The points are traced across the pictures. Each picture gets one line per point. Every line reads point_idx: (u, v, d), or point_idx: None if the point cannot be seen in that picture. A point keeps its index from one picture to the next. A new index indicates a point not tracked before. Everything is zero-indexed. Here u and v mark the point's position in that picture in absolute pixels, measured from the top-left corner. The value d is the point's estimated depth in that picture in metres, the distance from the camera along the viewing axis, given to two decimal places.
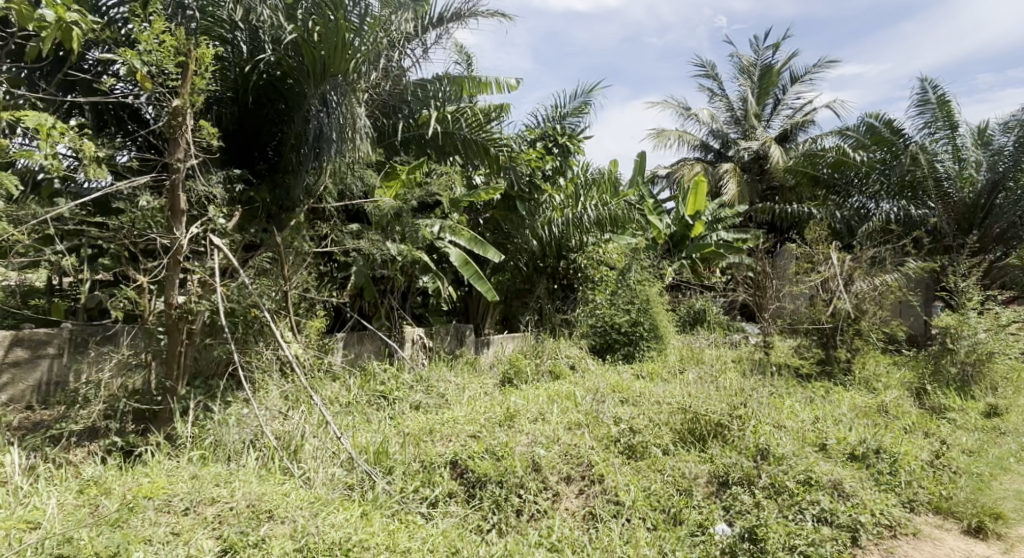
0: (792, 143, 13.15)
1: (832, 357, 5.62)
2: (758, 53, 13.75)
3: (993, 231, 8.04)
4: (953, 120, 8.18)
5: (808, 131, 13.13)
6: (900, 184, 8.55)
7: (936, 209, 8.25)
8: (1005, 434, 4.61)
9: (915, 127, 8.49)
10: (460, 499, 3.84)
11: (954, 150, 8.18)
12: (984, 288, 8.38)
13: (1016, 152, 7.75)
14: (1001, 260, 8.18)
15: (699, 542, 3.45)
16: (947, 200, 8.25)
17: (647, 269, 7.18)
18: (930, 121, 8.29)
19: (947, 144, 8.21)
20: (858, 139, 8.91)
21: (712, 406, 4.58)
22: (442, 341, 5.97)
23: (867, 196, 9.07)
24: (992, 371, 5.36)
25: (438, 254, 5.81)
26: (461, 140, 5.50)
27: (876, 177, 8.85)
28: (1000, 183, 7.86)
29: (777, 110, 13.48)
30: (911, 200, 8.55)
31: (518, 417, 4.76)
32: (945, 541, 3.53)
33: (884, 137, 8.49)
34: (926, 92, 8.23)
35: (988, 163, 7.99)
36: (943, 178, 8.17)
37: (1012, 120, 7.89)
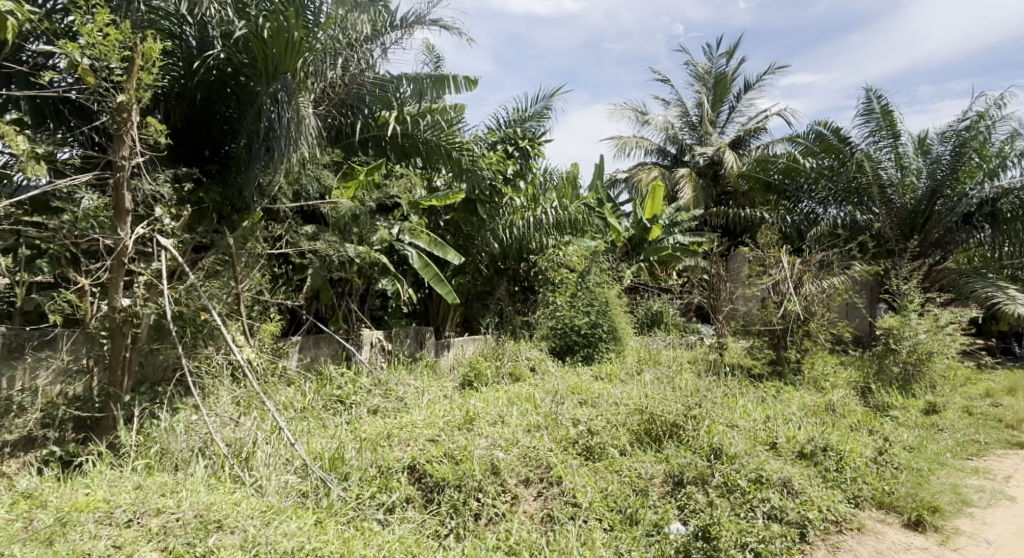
0: (745, 149, 13.48)
1: (782, 357, 5.78)
2: (712, 60, 14.08)
3: (932, 236, 8.49)
4: (897, 129, 8.50)
5: (759, 137, 13.49)
6: (846, 191, 8.85)
7: (880, 215, 8.60)
8: (942, 430, 4.83)
9: (861, 135, 8.78)
10: (417, 504, 3.81)
11: (896, 158, 8.55)
12: (924, 292, 8.76)
13: (953, 161, 8.17)
14: (939, 264, 8.70)
15: (655, 542, 3.49)
16: (891, 206, 8.56)
17: (606, 272, 7.26)
18: (874, 131, 8.61)
19: (890, 152, 8.58)
20: (807, 146, 9.14)
21: (668, 406, 4.66)
22: (401, 344, 5.90)
23: (816, 201, 9.30)
24: (931, 370, 5.60)
25: (398, 256, 5.75)
26: (422, 142, 5.45)
27: (824, 183, 9.08)
28: (938, 191, 8.35)
29: (731, 117, 13.81)
30: (856, 206, 8.88)
31: (478, 420, 4.73)
32: (886, 535, 3.66)
33: (832, 144, 8.73)
34: (871, 102, 8.51)
35: (928, 170, 8.41)
36: (887, 185, 8.49)
37: (947, 130, 8.31)
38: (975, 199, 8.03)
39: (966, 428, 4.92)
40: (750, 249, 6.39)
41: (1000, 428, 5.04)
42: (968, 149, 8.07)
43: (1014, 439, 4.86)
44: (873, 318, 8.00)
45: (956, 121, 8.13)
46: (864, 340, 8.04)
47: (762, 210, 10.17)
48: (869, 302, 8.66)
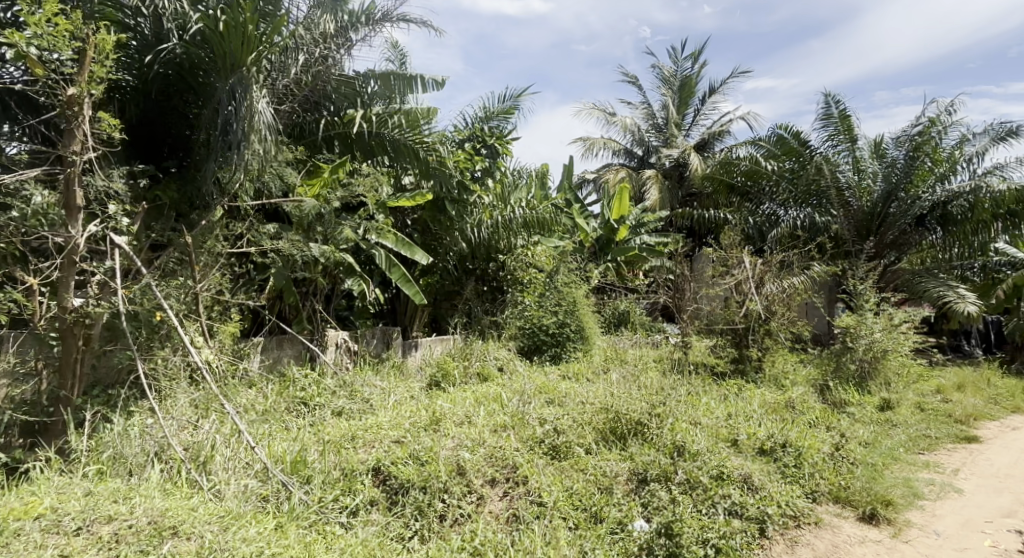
0: (709, 152, 13.72)
1: (745, 356, 5.88)
2: (677, 63, 14.30)
3: (887, 238, 8.75)
4: (853, 133, 8.72)
5: (724, 140, 13.76)
6: (805, 193, 9.08)
7: (838, 216, 8.84)
8: (896, 426, 4.98)
9: (820, 139, 8.95)
10: (381, 506, 3.77)
11: (854, 162, 8.81)
12: (879, 291, 9.03)
13: (907, 165, 8.43)
14: (894, 265, 8.95)
15: (619, 540, 3.52)
16: (849, 208, 8.84)
17: (574, 272, 7.31)
18: (832, 135, 8.80)
19: (848, 156, 8.81)
20: (769, 149, 9.26)
21: (633, 405, 4.70)
22: (367, 344, 5.84)
23: (777, 203, 9.52)
24: (886, 367, 5.78)
25: (365, 256, 5.68)
26: (388, 141, 5.39)
27: (785, 186, 9.26)
28: (893, 194, 8.57)
29: (695, 120, 14.02)
30: (816, 208, 9.12)
31: (444, 420, 4.70)
32: (842, 529, 3.75)
33: (793, 147, 8.84)
34: (830, 106, 8.67)
35: (884, 174, 8.65)
36: (845, 188, 8.78)
37: (901, 134, 8.55)
38: (927, 203, 8.42)
39: (918, 423, 5.08)
40: (714, 250, 6.50)
41: (949, 423, 5.23)
42: (922, 153, 8.33)
43: (962, 434, 5.05)
44: (831, 317, 8.22)
45: (910, 126, 8.39)
46: (823, 338, 8.26)
47: (725, 211, 10.13)
48: (828, 302, 8.89)
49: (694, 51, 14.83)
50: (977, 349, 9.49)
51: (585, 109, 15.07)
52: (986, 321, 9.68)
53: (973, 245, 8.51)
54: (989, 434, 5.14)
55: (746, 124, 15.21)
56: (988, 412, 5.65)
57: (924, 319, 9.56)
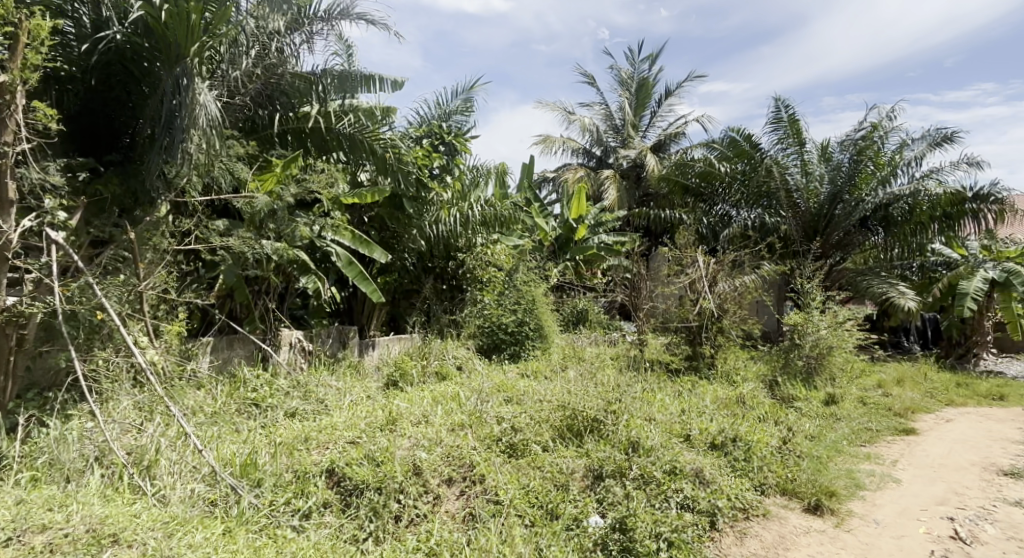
0: (665, 153, 13.96)
1: (698, 353, 6.03)
2: (636, 64, 14.51)
3: (832, 238, 9.08)
4: (802, 136, 8.95)
5: (679, 142, 14.05)
6: (757, 194, 9.39)
7: (787, 217, 9.16)
8: (840, 420, 5.17)
9: (770, 141, 9.20)
10: (335, 508, 3.70)
11: (802, 165, 9.10)
12: (826, 289, 9.40)
13: (851, 169, 8.72)
14: (839, 264, 9.29)
15: (574, 535, 3.55)
16: (797, 209, 9.18)
17: (533, 271, 7.34)
18: (782, 139, 9.04)
19: (797, 159, 9.09)
20: (722, 151, 9.45)
21: (589, 402, 4.74)
22: (323, 344, 5.72)
23: (730, 204, 9.77)
24: (831, 363, 5.99)
25: (321, 254, 5.58)
26: (344, 137, 5.27)
27: (737, 187, 9.54)
28: (838, 196, 8.86)
29: (653, 121, 14.25)
30: (765, 209, 9.44)
31: (401, 420, 4.65)
32: (788, 520, 3.86)
33: (744, 150, 9.12)
34: (780, 111, 8.91)
35: (830, 177, 8.92)
36: (793, 191, 9.11)
37: (846, 138, 8.84)
38: (870, 205, 8.76)
39: (860, 417, 5.29)
40: (669, 249, 6.63)
41: (888, 416, 5.47)
42: (865, 157, 8.64)
43: (901, 426, 5.28)
44: (780, 315, 8.49)
45: (854, 130, 8.70)
46: (772, 336, 8.53)
47: (680, 212, 10.27)
48: (777, 300, 9.19)
49: (651, 54, 15.08)
50: (915, 345, 9.95)
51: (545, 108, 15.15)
52: (924, 319, 10.17)
53: (912, 246, 8.98)
54: (925, 426, 5.39)
55: (701, 126, 15.57)
56: (924, 405, 5.94)
57: (868, 318, 9.98)
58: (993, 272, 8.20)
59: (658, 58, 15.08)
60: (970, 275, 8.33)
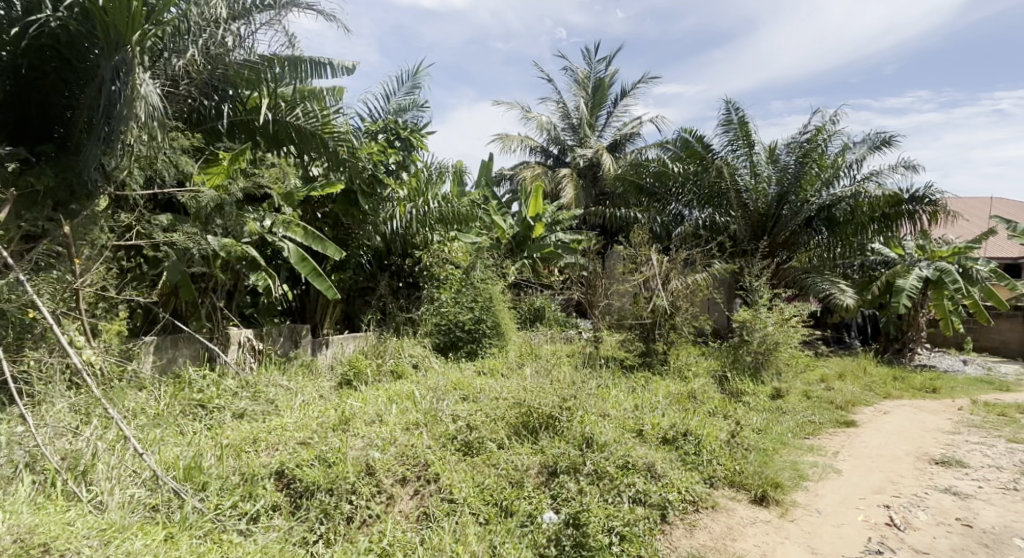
0: (620, 153, 14.17)
1: (652, 349, 6.14)
2: (592, 65, 14.67)
3: (779, 238, 9.39)
4: (751, 139, 9.22)
5: (635, 142, 14.27)
6: (708, 194, 9.63)
7: (736, 217, 9.44)
8: (785, 413, 5.35)
9: (721, 143, 9.44)
10: (284, 511, 3.60)
11: (751, 166, 9.34)
12: (773, 287, 9.71)
13: (797, 171, 9.02)
14: (786, 262, 9.61)
15: (528, 532, 3.55)
16: (745, 209, 9.46)
17: (491, 268, 7.33)
18: (732, 140, 9.28)
19: (746, 160, 9.34)
20: (676, 152, 9.72)
21: (544, 399, 4.76)
22: (274, 342, 5.58)
23: (683, 204, 9.96)
24: (777, 358, 6.20)
25: (271, 250, 5.44)
26: (295, 129, 5.19)
27: (690, 188, 9.75)
28: (784, 197, 9.17)
29: (609, 121, 14.42)
30: (716, 209, 9.68)
31: (354, 420, 4.57)
32: (736, 511, 3.96)
33: (696, 151, 9.34)
34: (730, 113, 9.16)
35: (777, 178, 9.22)
36: (742, 191, 9.38)
37: (792, 141, 9.15)
38: (815, 206, 9.18)
39: (804, 410, 5.49)
40: (624, 247, 6.74)
41: (831, 409, 5.68)
42: (810, 160, 8.91)
43: (841, 419, 5.50)
44: (730, 312, 8.72)
45: (799, 133, 8.98)
46: (722, 332, 8.76)
47: (635, 211, 10.45)
48: (727, 298, 9.45)
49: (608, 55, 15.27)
50: (857, 340, 10.37)
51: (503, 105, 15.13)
52: (864, 315, 10.62)
53: (854, 246, 9.35)
54: (864, 419, 5.63)
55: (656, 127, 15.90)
56: (864, 398, 6.20)
57: (813, 314, 10.36)
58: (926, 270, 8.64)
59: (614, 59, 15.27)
60: (906, 273, 8.73)
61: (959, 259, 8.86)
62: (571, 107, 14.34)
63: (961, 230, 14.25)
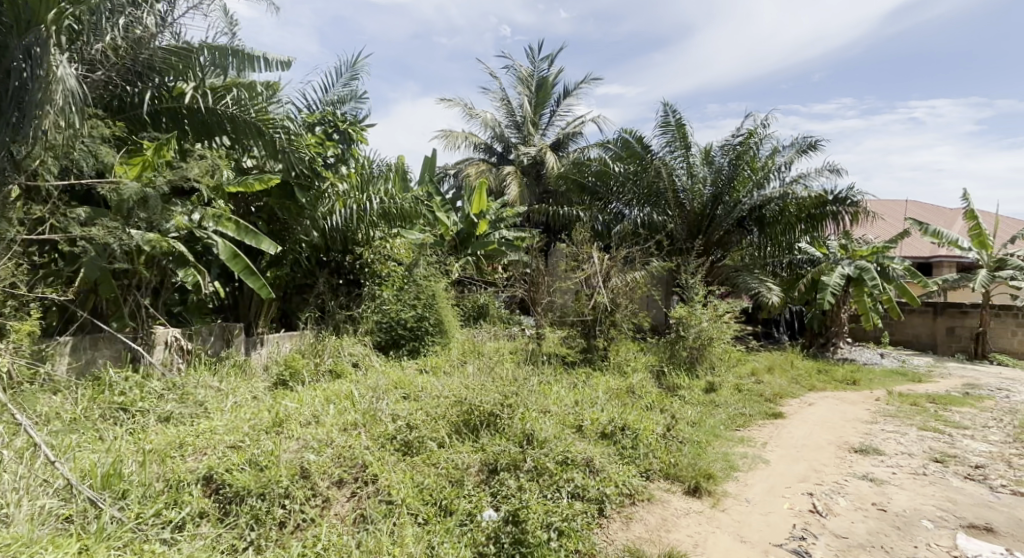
0: (564, 151, 14.34)
1: (593, 346, 6.25)
2: (536, 63, 14.76)
3: (714, 236, 9.73)
4: (688, 141, 9.53)
5: (578, 141, 14.46)
6: (647, 193, 9.82)
7: (673, 216, 9.71)
8: (718, 406, 5.54)
9: (659, 144, 9.72)
10: (212, 518, 3.45)
11: (688, 166, 9.62)
12: (709, 284, 10.03)
13: (730, 173, 9.36)
14: (720, 260, 9.96)
15: (468, 531, 3.52)
16: (682, 209, 9.75)
17: (434, 265, 7.28)
18: (670, 141, 9.55)
19: (683, 161, 9.62)
20: (616, 152, 9.93)
21: (485, 397, 4.76)
22: (204, 342, 5.33)
23: (624, 203, 10.14)
24: (710, 353, 6.42)
25: (202, 246, 5.21)
26: (229, 119, 5.00)
27: (630, 187, 9.93)
28: (719, 198, 9.49)
29: (553, 120, 14.55)
30: (654, 208, 9.90)
31: (289, 421, 4.43)
32: (670, 503, 4.06)
33: (635, 151, 9.57)
34: (668, 115, 9.42)
35: (712, 179, 9.53)
36: (680, 191, 9.65)
37: (726, 144, 9.50)
38: (746, 206, 9.49)
39: (736, 403, 5.70)
40: (566, 245, 6.83)
41: (761, 402, 5.91)
42: (742, 162, 9.27)
43: (770, 410, 5.74)
44: (667, 309, 8.96)
45: (733, 136, 9.33)
46: (660, 328, 8.99)
47: (578, 210, 10.58)
48: (665, 295, 9.69)
49: (552, 54, 15.40)
50: (785, 335, 10.85)
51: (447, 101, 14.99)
52: (792, 311, 11.09)
53: (783, 245, 9.77)
54: (791, 410, 5.89)
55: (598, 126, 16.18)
56: (791, 390, 6.50)
57: (745, 311, 10.75)
58: (848, 267, 9.12)
59: (557, 57, 15.38)
60: (830, 271, 9.20)
61: (877, 259, 9.35)
62: (515, 104, 14.41)
63: (880, 230, 15.17)
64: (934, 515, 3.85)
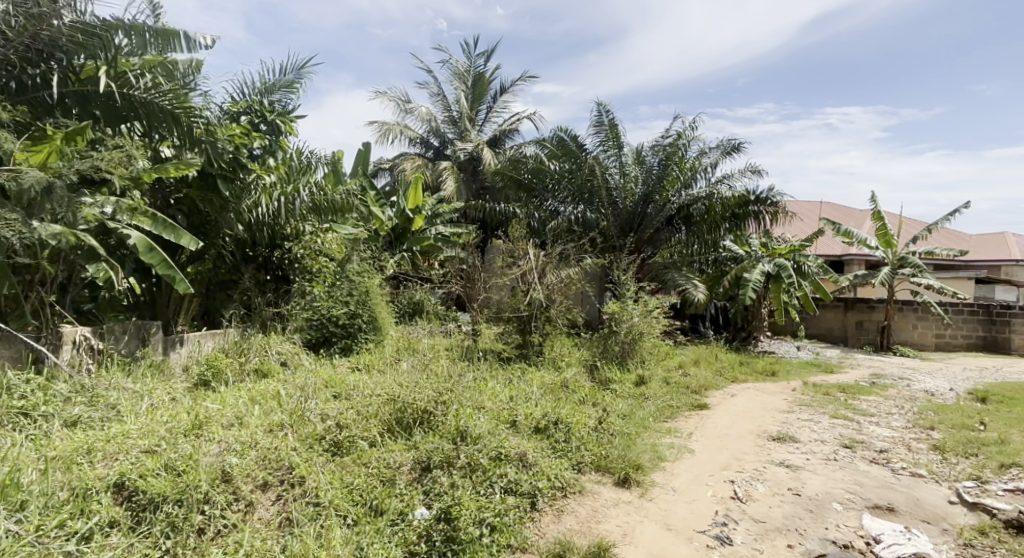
0: (501, 148, 14.37)
1: (528, 341, 6.34)
2: (472, 58, 14.73)
3: (645, 235, 10.02)
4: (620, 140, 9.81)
5: (515, 138, 14.54)
6: (580, 190, 9.97)
7: (606, 214, 9.96)
8: (647, 398, 5.72)
9: (593, 143, 9.98)
10: (123, 527, 3.24)
11: (620, 165, 9.88)
12: (640, 281, 10.27)
13: (660, 172, 9.70)
14: (650, 258, 10.21)
15: (398, 530, 3.46)
16: (615, 207, 9.99)
17: (368, 260, 7.14)
18: (603, 141, 9.82)
19: (616, 160, 9.87)
20: (551, 150, 10.03)
21: (419, 394, 4.72)
22: (117, 342, 5.00)
23: (558, 200, 10.22)
24: (641, 347, 6.61)
25: (116, 239, 4.89)
26: (141, 102, 4.69)
27: (565, 184, 10.04)
28: (650, 197, 9.82)
29: (489, 116, 14.57)
30: (587, 205, 10.07)
31: (210, 424, 4.24)
32: (600, 494, 4.13)
33: (569, 148, 9.74)
34: (601, 115, 9.68)
35: (643, 178, 9.86)
36: (612, 188, 9.89)
37: (657, 145, 9.85)
38: (674, 205, 9.91)
39: (664, 395, 5.89)
40: (503, 242, 6.88)
41: (688, 394, 6.13)
42: (671, 162, 9.61)
43: (696, 402, 5.96)
44: (600, 305, 9.14)
45: (662, 137, 9.66)
46: (593, 324, 9.14)
47: (514, 207, 10.59)
48: (598, 291, 9.86)
49: (488, 50, 15.41)
50: (710, 330, 11.28)
51: (383, 94, 14.71)
52: (716, 306, 11.53)
53: (708, 243, 10.18)
54: (715, 401, 6.15)
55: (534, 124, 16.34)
56: (715, 382, 6.77)
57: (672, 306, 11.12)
58: (769, 265, 9.59)
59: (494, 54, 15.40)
60: (752, 268, 9.64)
61: (794, 256, 9.79)
62: (450, 99, 14.35)
63: (797, 231, 16.03)
64: (843, 498, 4.10)
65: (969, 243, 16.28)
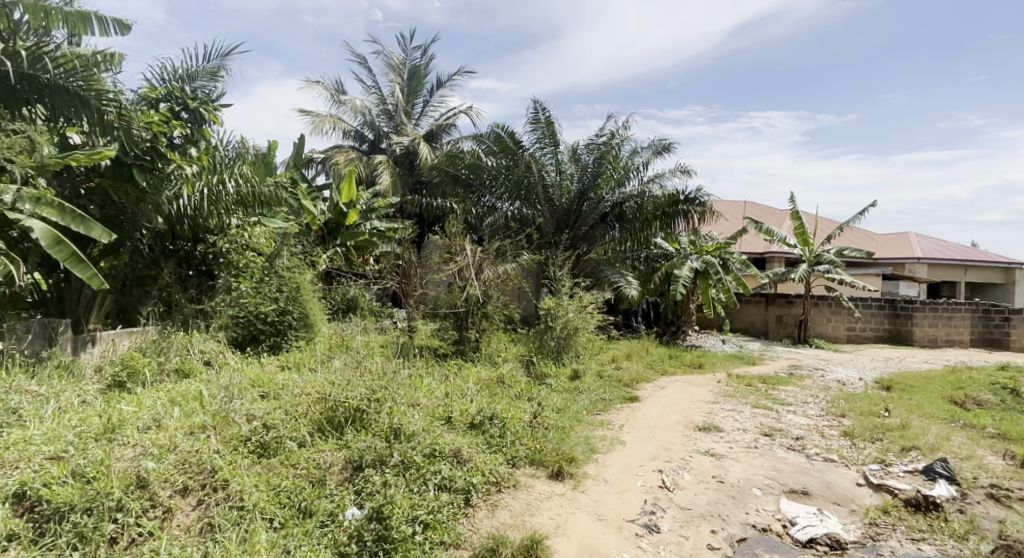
0: (438, 143, 14.20)
1: (464, 337, 6.34)
2: (407, 51, 14.51)
3: (581, 231, 10.22)
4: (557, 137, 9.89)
5: (452, 133, 14.44)
6: (517, 187, 10.06)
7: (542, 211, 10.10)
8: (581, 392, 5.83)
9: (531, 140, 10.03)
10: (23, 541, 3.00)
11: (557, 163, 9.99)
12: (576, 277, 10.40)
13: (594, 169, 9.93)
14: (585, 254, 10.37)
15: (328, 531, 3.38)
16: (552, 204, 10.13)
17: (299, 256, 6.89)
18: (540, 138, 9.88)
19: (553, 158, 9.96)
20: (489, 146, 10.01)
21: (351, 392, 4.60)
22: (19, 340, 4.64)
23: (496, 197, 10.22)
24: (576, 342, 6.75)
25: (18, 229, 4.52)
26: (49, 86, 4.47)
27: (503, 180, 10.08)
28: (584, 195, 10.05)
29: (426, 110, 14.41)
30: (524, 201, 10.13)
31: (123, 427, 4.00)
32: (534, 487, 4.17)
33: (507, 145, 9.76)
34: (538, 112, 9.71)
35: (578, 174, 10.06)
36: (549, 185, 10.01)
37: (591, 143, 10.06)
38: (608, 202, 10.24)
39: (598, 389, 6.02)
40: (440, 237, 6.82)
41: (620, 387, 6.28)
42: (605, 160, 9.87)
43: (628, 395, 6.13)
44: (535, 300, 9.32)
45: (596, 137, 9.87)
46: (529, 319, 9.15)
47: (451, 202, 10.47)
48: (534, 287, 9.98)
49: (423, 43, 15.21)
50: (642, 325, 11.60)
51: (317, 84, 14.23)
52: (648, 302, 11.84)
53: (641, 240, 10.44)
54: (646, 394, 6.34)
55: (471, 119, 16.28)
56: (646, 375, 6.99)
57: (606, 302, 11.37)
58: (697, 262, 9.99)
59: (430, 48, 15.18)
60: (682, 264, 10.01)
61: (720, 254, 10.26)
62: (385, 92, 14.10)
63: (721, 229, 16.79)
64: (763, 483, 4.32)
65: (878, 243, 17.50)
